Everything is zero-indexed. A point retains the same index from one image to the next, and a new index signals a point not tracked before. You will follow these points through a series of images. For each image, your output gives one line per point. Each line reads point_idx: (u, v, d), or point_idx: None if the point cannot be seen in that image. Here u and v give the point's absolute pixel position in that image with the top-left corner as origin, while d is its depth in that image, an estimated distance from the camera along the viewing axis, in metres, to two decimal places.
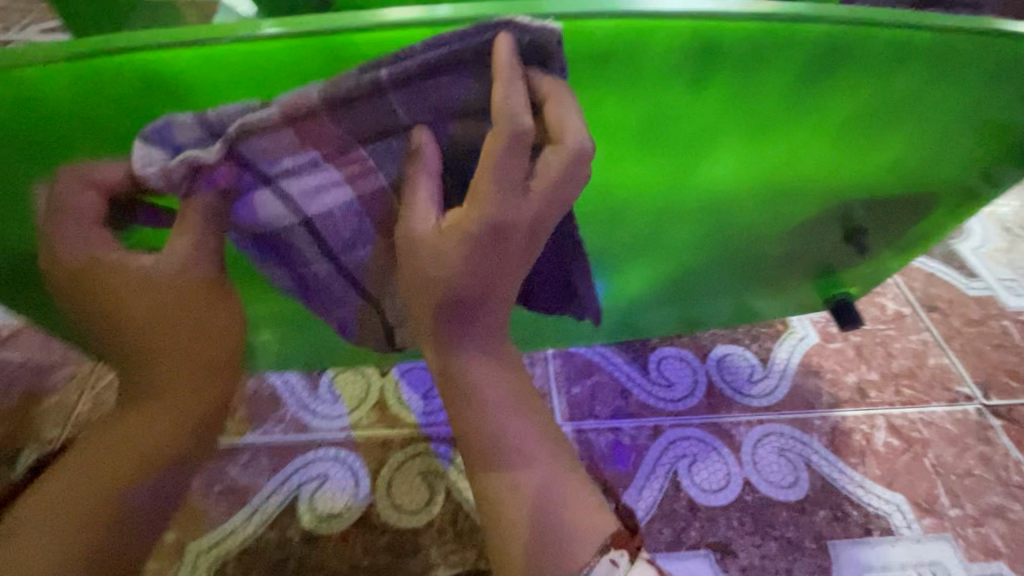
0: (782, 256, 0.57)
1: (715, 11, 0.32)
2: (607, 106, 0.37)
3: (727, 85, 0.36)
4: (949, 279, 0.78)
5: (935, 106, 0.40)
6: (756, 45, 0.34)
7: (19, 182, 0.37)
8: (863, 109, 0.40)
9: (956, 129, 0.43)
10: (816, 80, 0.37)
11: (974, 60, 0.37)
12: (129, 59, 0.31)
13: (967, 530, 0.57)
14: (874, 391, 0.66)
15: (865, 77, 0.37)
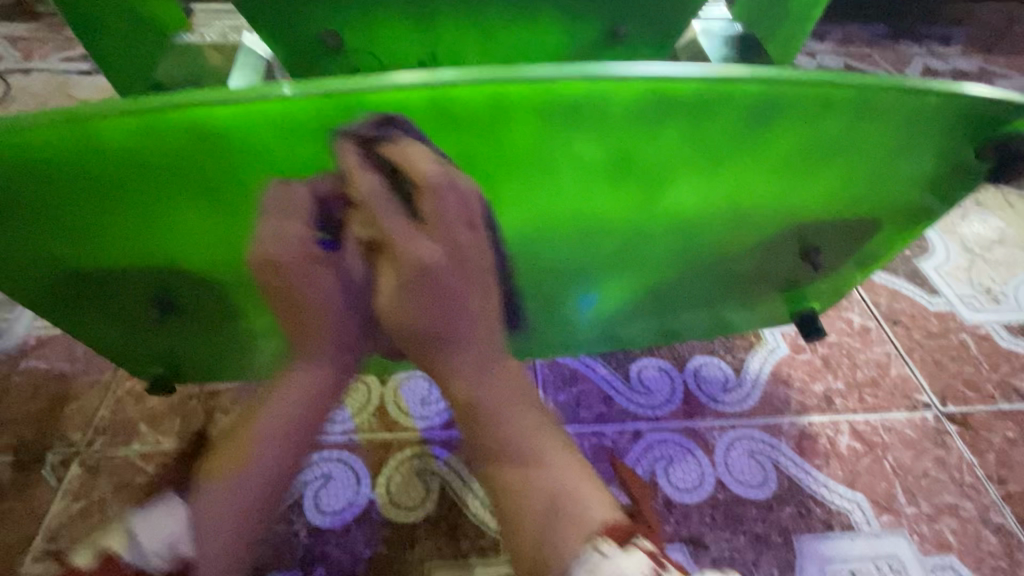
0: (748, 273, 0.63)
1: (666, 73, 0.39)
2: (571, 149, 0.43)
3: (683, 129, 0.42)
4: (911, 295, 0.84)
5: (867, 144, 0.46)
6: (705, 99, 0.40)
7: (79, 209, 0.43)
8: (803, 148, 0.46)
9: (889, 161, 0.49)
10: (760, 125, 0.43)
11: (894, 110, 0.44)
12: (181, 114, 0.37)
13: (922, 526, 0.61)
14: (839, 398, 0.71)
15: (802, 122, 0.44)
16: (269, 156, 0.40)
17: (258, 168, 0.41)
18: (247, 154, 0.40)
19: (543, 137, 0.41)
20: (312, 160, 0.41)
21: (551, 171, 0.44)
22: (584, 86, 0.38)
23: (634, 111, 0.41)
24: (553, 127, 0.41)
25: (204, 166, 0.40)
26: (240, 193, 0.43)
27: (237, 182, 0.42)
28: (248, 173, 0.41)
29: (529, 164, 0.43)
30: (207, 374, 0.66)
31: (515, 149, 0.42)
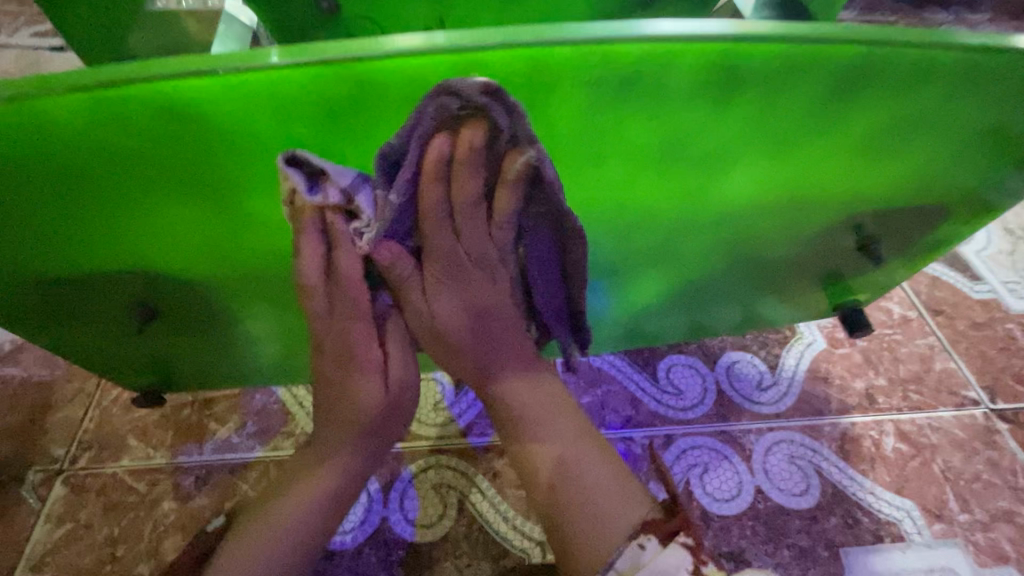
0: (792, 263, 0.57)
1: (740, 33, 0.32)
2: (619, 129, 0.37)
3: (749, 104, 0.36)
4: (953, 282, 0.79)
5: (954, 121, 0.40)
6: (780, 64, 0.34)
7: (39, 205, 0.37)
8: (881, 124, 0.40)
9: (978, 139, 0.42)
10: (838, 97, 0.37)
11: (996, 78, 0.37)
12: (146, 91, 0.30)
13: (976, 535, 0.57)
14: (882, 397, 0.67)
15: (887, 93, 0.37)
16: (262, 144, 0.34)
17: (248, 158, 0.35)
18: (235, 141, 0.33)
19: (588, 115, 0.35)
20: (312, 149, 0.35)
21: (592, 154, 0.39)
22: (643, 50, 0.32)
23: (698, 82, 0.34)
24: (602, 100, 0.35)
25: (179, 154, 0.34)
26: (228, 187, 0.36)
27: (224, 174, 0.35)
28: (237, 164, 0.35)
29: (568, 145, 0.37)
30: (203, 381, 0.60)
31: (554, 129, 0.36)
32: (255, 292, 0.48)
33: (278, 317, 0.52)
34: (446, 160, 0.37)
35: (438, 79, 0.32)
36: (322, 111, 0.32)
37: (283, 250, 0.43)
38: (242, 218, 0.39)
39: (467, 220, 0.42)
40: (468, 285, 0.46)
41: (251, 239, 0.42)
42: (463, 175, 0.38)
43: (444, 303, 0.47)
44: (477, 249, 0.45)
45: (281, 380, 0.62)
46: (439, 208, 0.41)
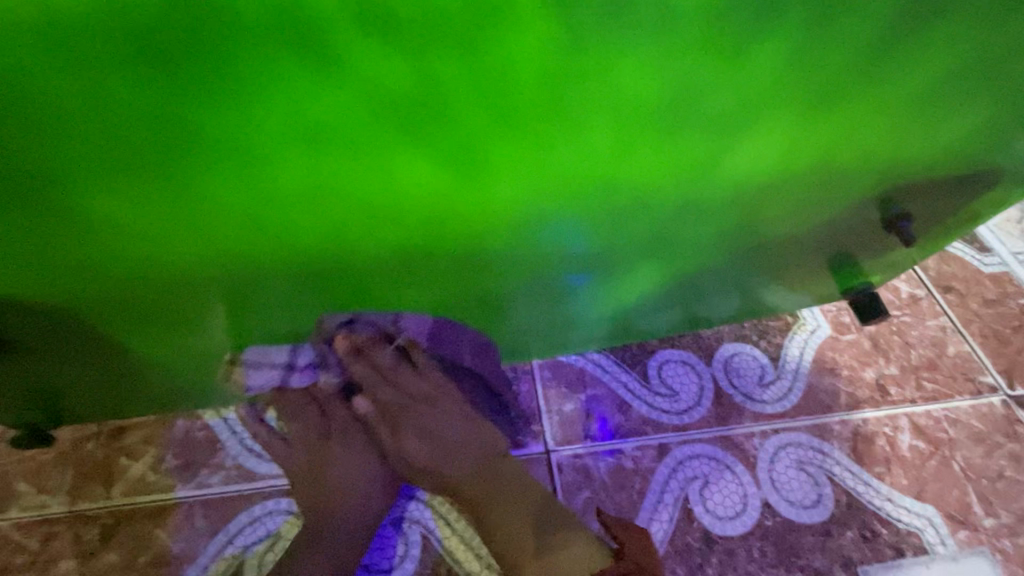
0: (801, 244, 0.49)
1: None
2: (601, 84, 0.27)
3: (779, 46, 0.27)
4: (962, 255, 0.72)
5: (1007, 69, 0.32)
6: None
7: None
8: (933, 71, 0.31)
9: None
10: (894, 34, 0.28)
11: None
12: None
13: (1003, 542, 0.52)
14: (894, 387, 0.60)
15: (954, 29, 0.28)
16: (78, 91, 0.24)
17: (65, 113, 0.25)
18: (37, 89, 0.23)
19: (561, 66, 0.26)
20: (160, 105, 0.25)
21: (567, 121, 0.29)
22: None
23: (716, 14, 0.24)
24: (581, 45, 0.25)
25: None
26: (49, 155, 0.26)
27: (38, 137, 0.25)
28: (52, 123, 0.25)
29: (533, 110, 0.28)
30: (105, 406, 0.50)
31: (513, 86, 0.26)
32: (138, 299, 0.38)
33: (179, 326, 0.42)
34: (356, 346, 0.45)
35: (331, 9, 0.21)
36: (160, 48, 0.22)
37: (173, 244, 0.34)
38: (87, 200, 0.29)
39: (399, 373, 0.47)
40: (421, 419, 0.48)
41: (110, 232, 0.32)
42: (376, 346, 0.46)
43: (404, 434, 0.49)
44: (415, 390, 0.47)
45: (202, 400, 0.52)
46: (366, 372, 0.46)
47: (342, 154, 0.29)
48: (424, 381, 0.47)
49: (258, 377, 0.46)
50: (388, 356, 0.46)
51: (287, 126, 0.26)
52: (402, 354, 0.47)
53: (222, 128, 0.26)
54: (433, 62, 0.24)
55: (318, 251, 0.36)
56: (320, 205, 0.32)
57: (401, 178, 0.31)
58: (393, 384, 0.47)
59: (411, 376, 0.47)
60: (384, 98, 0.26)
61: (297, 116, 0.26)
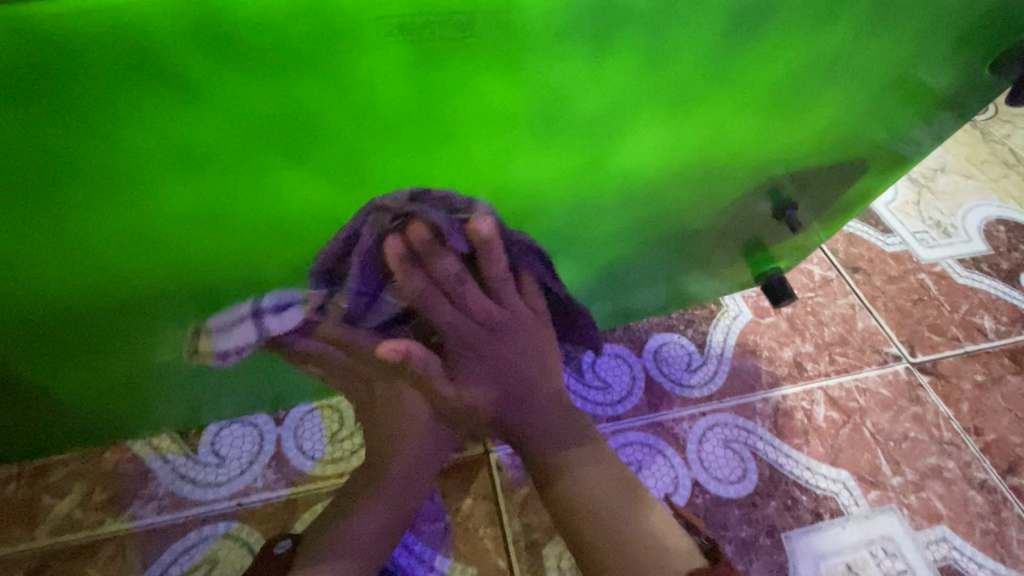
0: (712, 235, 0.52)
1: None
2: (467, 98, 0.29)
3: (629, 56, 0.29)
4: (867, 237, 0.78)
5: (857, 73, 0.36)
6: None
7: None
8: (785, 75, 0.34)
9: (886, 91, 0.38)
10: (736, 43, 0.30)
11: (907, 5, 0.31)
12: None
13: (909, 497, 0.56)
14: (810, 363, 0.64)
15: (789, 37, 0.31)
16: None
17: None
18: None
19: (421, 82, 0.27)
20: (24, 136, 0.26)
21: (445, 134, 0.31)
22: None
23: (558, 25, 0.26)
24: (434, 60, 0.26)
25: None
26: None
27: None
28: None
29: (408, 125, 0.29)
30: (22, 447, 0.49)
31: (380, 102, 0.28)
32: (40, 335, 0.38)
33: (89, 357, 0.42)
34: (414, 254, 0.37)
35: (183, 43, 0.23)
36: (13, 79, 0.23)
37: (74, 275, 0.34)
38: None
39: (463, 291, 0.41)
40: (485, 357, 0.46)
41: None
42: (436, 257, 0.38)
43: (470, 372, 0.46)
44: (483, 312, 0.44)
45: (131, 430, 0.52)
46: (422, 289, 0.40)
47: (225, 173, 0.30)
48: (487, 305, 0.43)
49: (229, 339, 0.42)
50: (459, 267, 0.40)
51: (161, 146, 0.28)
52: (464, 268, 0.40)
53: (94, 154, 0.27)
54: (290, 82, 0.26)
55: (225, 271, 0.37)
56: (215, 224, 0.33)
57: (293, 193, 0.32)
58: (457, 304, 0.42)
59: (477, 295, 0.42)
60: (254, 119, 0.27)
61: (168, 138, 0.27)
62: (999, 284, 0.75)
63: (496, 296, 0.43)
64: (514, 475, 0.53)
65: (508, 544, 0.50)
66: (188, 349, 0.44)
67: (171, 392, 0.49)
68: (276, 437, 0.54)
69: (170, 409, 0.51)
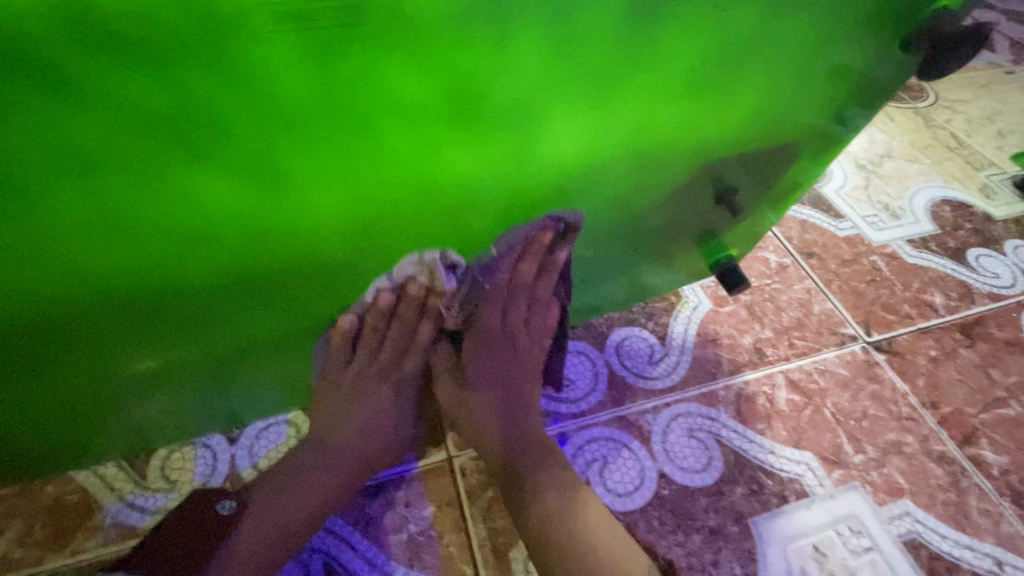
0: (661, 226, 0.52)
1: None
2: (377, 88, 0.28)
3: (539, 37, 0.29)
4: (820, 223, 0.80)
5: (773, 58, 0.36)
6: None
7: None
8: (702, 56, 0.34)
9: (805, 77, 0.39)
10: (645, 25, 0.31)
11: None
12: None
13: (872, 474, 0.56)
14: (770, 348, 0.65)
15: (699, 15, 0.31)
16: None
17: None
18: None
19: (324, 71, 0.26)
20: None
21: (360, 127, 0.30)
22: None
23: (458, 11, 0.26)
24: (333, 47, 0.25)
25: None
26: None
27: None
28: None
29: (321, 119, 0.29)
30: None
31: (284, 96, 0.27)
32: None
33: (11, 390, 0.40)
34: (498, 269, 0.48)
35: (53, 44, 0.22)
36: None
37: None
38: None
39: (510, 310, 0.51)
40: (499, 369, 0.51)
41: None
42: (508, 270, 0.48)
43: (477, 381, 0.51)
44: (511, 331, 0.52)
45: (72, 460, 0.49)
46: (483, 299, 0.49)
47: (126, 180, 0.28)
48: (517, 318, 0.52)
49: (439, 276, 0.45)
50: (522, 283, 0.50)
51: (50, 154, 0.26)
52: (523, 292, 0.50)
53: None
54: (180, 78, 0.24)
55: (146, 283, 0.35)
56: (124, 233, 0.31)
57: (206, 197, 0.31)
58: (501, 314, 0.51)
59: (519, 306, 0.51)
60: (151, 121, 0.26)
61: (54, 144, 0.25)
62: (947, 262, 0.78)
63: (526, 309, 0.51)
64: (477, 480, 0.52)
65: (474, 550, 0.49)
66: (121, 372, 0.42)
67: (106, 419, 0.47)
68: (230, 456, 0.53)
69: (111, 437, 0.49)
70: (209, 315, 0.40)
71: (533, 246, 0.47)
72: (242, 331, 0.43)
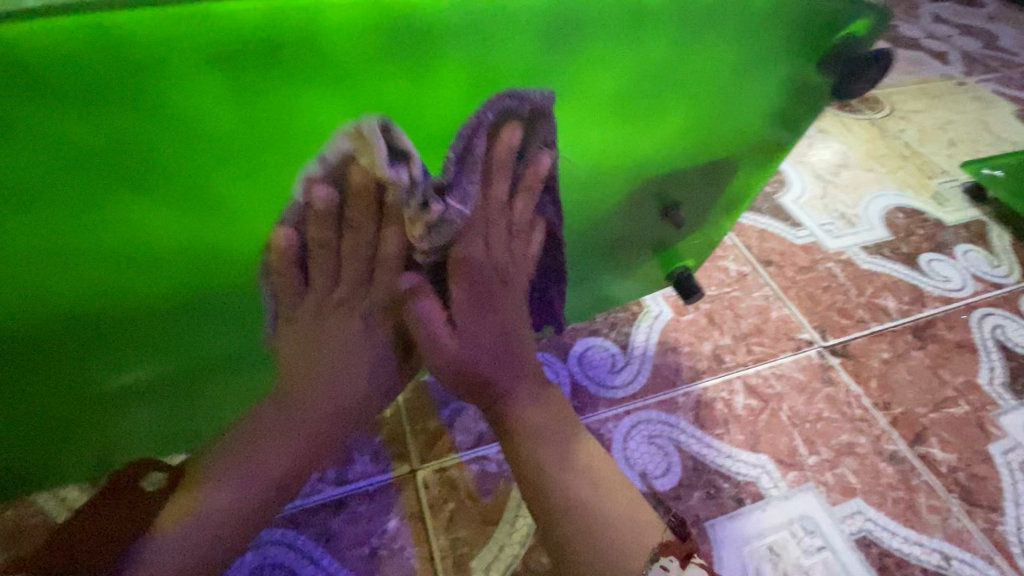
0: (614, 241, 0.54)
1: None
2: (301, 118, 0.30)
3: (457, 65, 0.31)
4: (778, 232, 0.82)
5: (696, 84, 0.39)
6: (461, 22, 0.29)
7: None
8: (623, 83, 0.36)
9: (731, 103, 0.41)
10: (559, 56, 0.33)
11: (714, 17, 0.35)
12: None
13: (825, 474, 0.58)
14: (729, 354, 0.67)
15: (612, 45, 0.34)
16: None
17: None
18: None
19: (250, 103, 0.29)
20: None
21: (292, 153, 0.32)
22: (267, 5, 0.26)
23: (371, 50, 0.29)
24: (254, 81, 0.28)
25: None
26: None
27: None
28: None
29: (251, 146, 0.31)
30: None
31: (212, 126, 0.29)
32: None
33: None
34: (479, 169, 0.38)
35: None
36: None
37: None
38: None
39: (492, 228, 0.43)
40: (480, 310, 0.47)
41: None
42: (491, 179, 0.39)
43: (463, 326, 0.47)
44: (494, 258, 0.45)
45: (31, 487, 0.50)
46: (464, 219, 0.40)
47: (68, 212, 0.30)
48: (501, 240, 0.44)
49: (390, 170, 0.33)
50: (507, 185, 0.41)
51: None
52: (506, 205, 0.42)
53: None
54: (109, 114, 0.27)
55: (94, 312, 0.37)
56: (68, 262, 0.33)
57: (146, 225, 0.33)
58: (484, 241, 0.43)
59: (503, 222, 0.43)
60: (88, 153, 0.28)
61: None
62: (900, 267, 0.80)
63: (511, 223, 0.44)
64: (439, 491, 0.53)
65: (435, 561, 0.50)
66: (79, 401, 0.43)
67: (64, 447, 0.47)
68: None
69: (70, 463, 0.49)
70: (161, 343, 0.41)
71: (506, 149, 0.38)
72: (196, 357, 0.44)
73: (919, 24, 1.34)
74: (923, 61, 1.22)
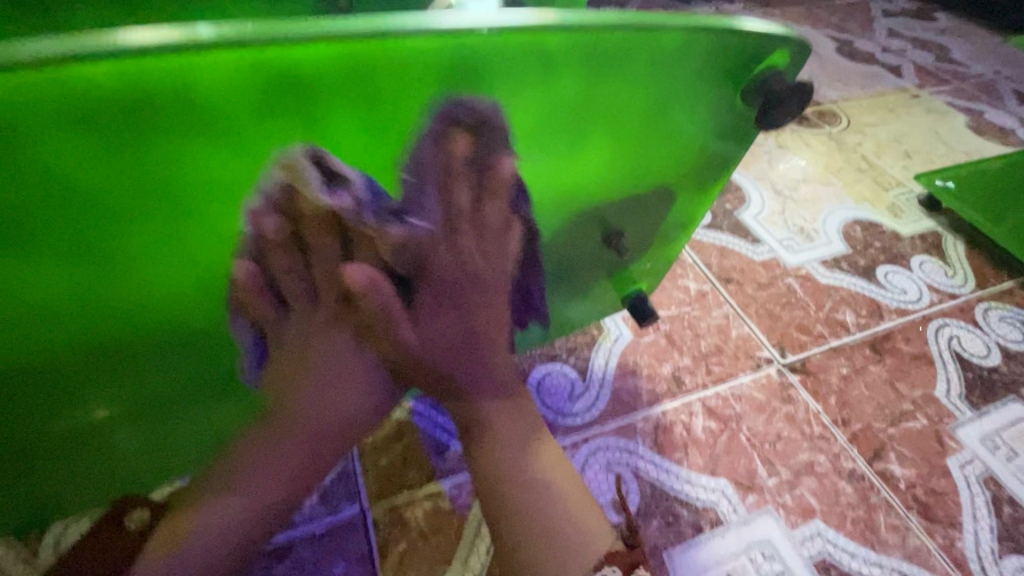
0: (561, 268, 0.53)
1: (253, 36, 0.26)
2: (192, 169, 0.30)
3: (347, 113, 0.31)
4: (738, 249, 0.83)
5: (618, 115, 0.38)
6: (345, 70, 0.29)
7: None
8: (538, 117, 0.36)
9: (655, 131, 0.41)
10: (463, 91, 0.32)
11: (622, 52, 0.34)
12: None
13: (784, 496, 0.58)
14: (688, 376, 0.67)
15: (519, 80, 0.33)
16: None
17: None
18: None
19: (128, 158, 0.28)
20: None
21: (179, 205, 0.31)
22: (125, 66, 0.25)
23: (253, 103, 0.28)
24: (123, 141, 0.27)
25: None
26: None
27: None
28: None
29: (133, 201, 0.30)
30: None
31: (96, 183, 0.28)
32: None
33: None
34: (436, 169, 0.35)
35: None
36: None
37: None
38: None
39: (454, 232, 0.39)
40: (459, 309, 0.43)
41: None
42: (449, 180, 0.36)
43: (441, 323, 0.43)
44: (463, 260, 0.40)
45: None
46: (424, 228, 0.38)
47: None
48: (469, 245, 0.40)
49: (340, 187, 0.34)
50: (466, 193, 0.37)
51: None
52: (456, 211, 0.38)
53: None
54: None
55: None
56: None
57: (40, 284, 0.32)
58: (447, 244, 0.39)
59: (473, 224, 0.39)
60: None
61: None
62: (858, 280, 0.81)
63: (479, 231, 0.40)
64: (390, 533, 0.51)
65: None
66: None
67: None
68: None
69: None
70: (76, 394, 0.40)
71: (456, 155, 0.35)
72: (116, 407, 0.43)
73: (876, 39, 1.38)
74: (880, 75, 1.25)
